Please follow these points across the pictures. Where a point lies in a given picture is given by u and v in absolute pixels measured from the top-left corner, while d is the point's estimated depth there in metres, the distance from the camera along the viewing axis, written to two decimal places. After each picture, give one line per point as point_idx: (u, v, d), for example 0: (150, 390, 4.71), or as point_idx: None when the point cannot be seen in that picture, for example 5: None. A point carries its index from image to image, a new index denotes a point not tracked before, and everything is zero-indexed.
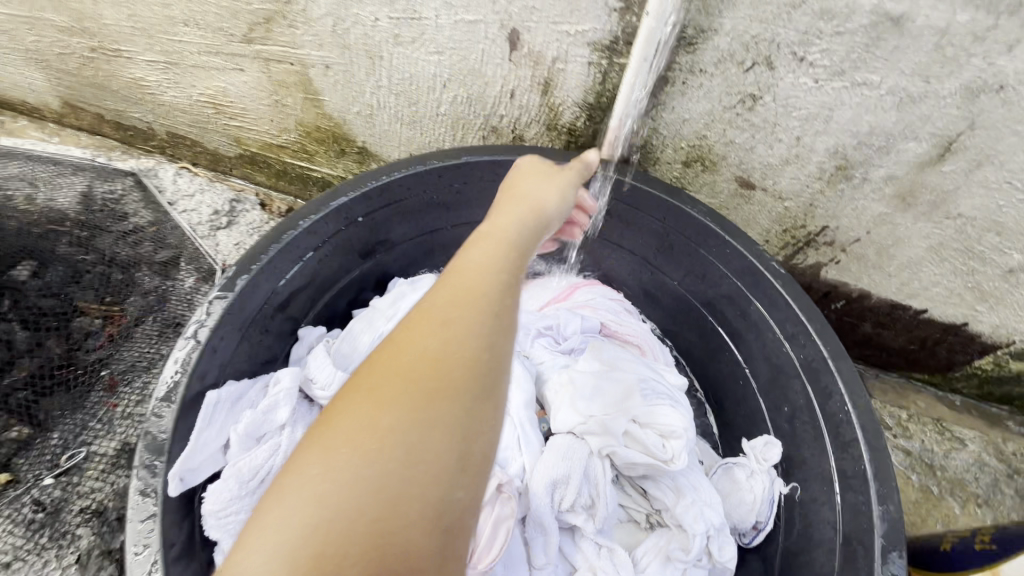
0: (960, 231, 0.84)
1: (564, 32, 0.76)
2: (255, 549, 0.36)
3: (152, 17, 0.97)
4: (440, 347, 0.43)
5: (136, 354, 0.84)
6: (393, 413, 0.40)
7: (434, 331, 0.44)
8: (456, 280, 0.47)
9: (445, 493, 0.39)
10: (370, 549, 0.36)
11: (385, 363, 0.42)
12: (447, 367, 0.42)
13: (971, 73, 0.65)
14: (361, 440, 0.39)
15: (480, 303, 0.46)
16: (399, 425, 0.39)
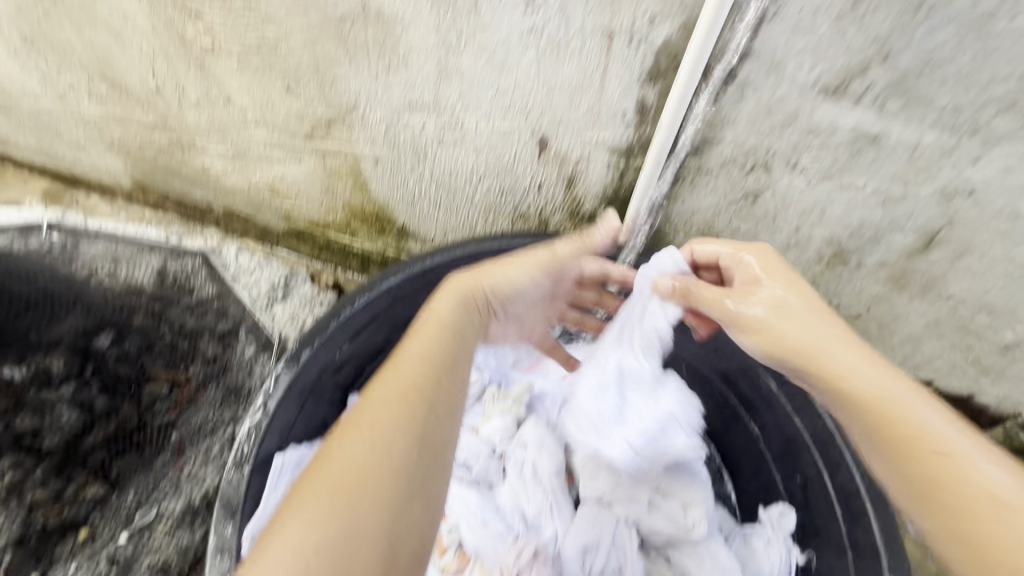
0: (953, 310, 0.92)
1: (587, 140, 0.88)
2: None
3: (226, 118, 1.13)
4: (370, 460, 0.57)
5: (202, 419, 0.98)
6: (325, 527, 0.53)
7: (367, 444, 0.58)
8: (391, 388, 0.63)
9: None
10: None
11: (326, 475, 0.56)
12: (372, 476, 0.56)
13: (944, 179, 0.74)
14: (291, 553, 0.51)
15: (410, 407, 0.62)
16: (330, 537, 0.53)
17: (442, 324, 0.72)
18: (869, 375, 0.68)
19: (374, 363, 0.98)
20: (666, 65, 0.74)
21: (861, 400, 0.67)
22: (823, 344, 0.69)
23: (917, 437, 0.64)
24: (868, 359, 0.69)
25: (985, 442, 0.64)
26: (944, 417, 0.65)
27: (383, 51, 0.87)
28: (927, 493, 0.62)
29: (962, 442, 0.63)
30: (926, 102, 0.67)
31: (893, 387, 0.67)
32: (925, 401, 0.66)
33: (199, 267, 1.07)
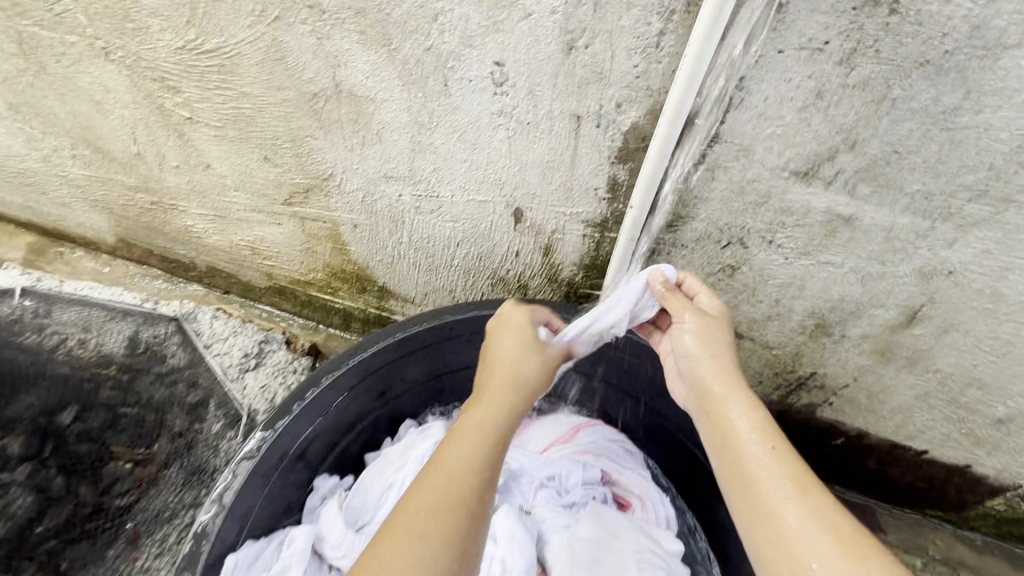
0: (942, 383, 0.89)
1: (561, 213, 0.87)
2: None
3: (207, 183, 1.13)
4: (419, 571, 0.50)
5: (160, 504, 0.89)
6: None
7: (415, 549, 0.51)
8: (440, 493, 0.56)
9: None
10: None
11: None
12: None
13: (921, 260, 0.73)
14: None
15: (465, 517, 0.55)
16: None
17: (488, 422, 0.65)
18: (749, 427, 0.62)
19: (346, 438, 0.94)
20: (635, 146, 0.74)
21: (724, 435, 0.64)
22: (713, 383, 0.68)
23: (765, 493, 0.57)
24: (753, 415, 0.63)
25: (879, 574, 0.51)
26: (810, 503, 0.56)
27: (357, 126, 0.87)
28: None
29: (790, 519, 0.55)
30: (896, 187, 0.66)
31: (761, 447, 0.61)
32: (798, 478, 0.58)
33: (173, 334, 1.05)
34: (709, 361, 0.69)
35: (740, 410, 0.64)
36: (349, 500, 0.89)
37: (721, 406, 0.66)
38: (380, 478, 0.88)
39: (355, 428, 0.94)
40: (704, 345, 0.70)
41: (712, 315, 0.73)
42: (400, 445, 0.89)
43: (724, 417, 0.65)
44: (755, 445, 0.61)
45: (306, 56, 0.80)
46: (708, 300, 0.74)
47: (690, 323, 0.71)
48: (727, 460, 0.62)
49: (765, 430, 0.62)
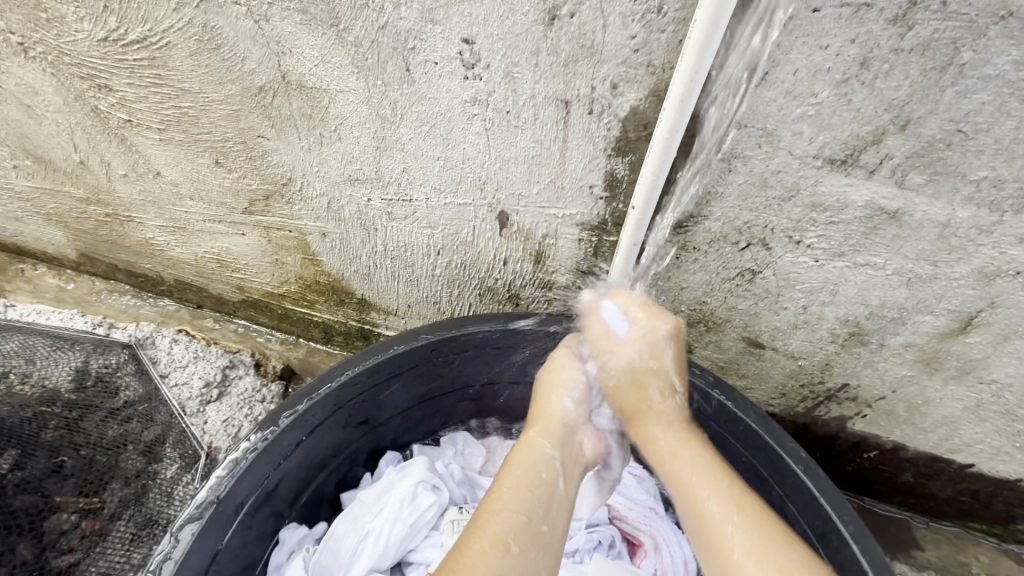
0: (997, 394, 0.77)
1: (552, 215, 0.76)
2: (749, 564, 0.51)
3: (161, 192, 1.02)
4: (705, 495, 0.56)
5: (105, 565, 0.76)
6: (731, 519, 0.54)
7: (686, 462, 0.60)
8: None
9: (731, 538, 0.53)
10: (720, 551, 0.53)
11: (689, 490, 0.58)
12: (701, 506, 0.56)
13: (982, 259, 0.61)
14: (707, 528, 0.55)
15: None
16: (730, 520, 0.54)
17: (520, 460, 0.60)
18: (720, 507, 0.55)
19: (320, 476, 0.81)
20: (635, 135, 0.62)
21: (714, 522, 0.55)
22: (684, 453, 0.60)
23: (717, 533, 0.54)
24: (731, 498, 0.56)
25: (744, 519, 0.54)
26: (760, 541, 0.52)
27: (313, 122, 0.76)
28: (698, 515, 0.56)
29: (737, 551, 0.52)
30: (957, 176, 0.54)
31: (735, 526, 0.53)
32: (765, 531, 0.53)
33: (126, 362, 0.95)
34: (668, 421, 0.65)
35: (707, 486, 0.57)
36: (315, 556, 0.72)
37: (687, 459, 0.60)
38: (355, 526, 0.75)
39: (330, 466, 0.82)
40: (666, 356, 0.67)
41: (651, 340, 0.67)
42: (374, 490, 0.77)
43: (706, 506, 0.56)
44: (724, 516, 0.54)
45: (245, 42, 0.68)
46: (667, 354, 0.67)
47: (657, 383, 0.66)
48: (693, 517, 0.56)
49: (753, 521, 0.54)
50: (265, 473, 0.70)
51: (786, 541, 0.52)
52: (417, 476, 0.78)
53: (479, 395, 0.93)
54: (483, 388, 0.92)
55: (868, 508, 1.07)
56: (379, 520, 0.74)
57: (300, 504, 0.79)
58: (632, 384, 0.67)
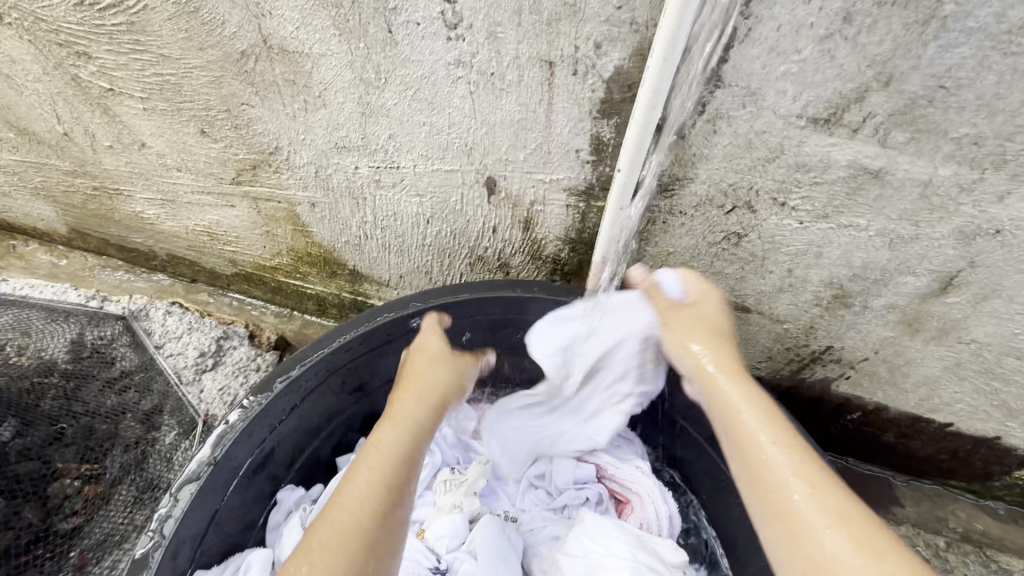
0: (976, 354, 0.79)
1: (540, 180, 0.75)
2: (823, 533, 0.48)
3: (147, 164, 1.01)
4: (767, 455, 0.54)
5: (110, 527, 0.79)
6: (801, 486, 0.51)
7: (753, 418, 0.57)
8: (331, 560, 0.47)
9: (800, 506, 0.50)
10: (786, 522, 0.50)
11: (751, 451, 0.55)
12: (760, 466, 0.54)
13: (963, 218, 0.62)
14: (769, 492, 0.52)
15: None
16: (803, 488, 0.51)
17: (385, 438, 0.59)
18: (789, 464, 0.53)
19: (316, 441, 0.83)
20: (620, 97, 0.61)
21: (811, 546, 0.48)
22: (773, 463, 0.53)
23: (784, 497, 0.51)
24: (837, 513, 0.49)
25: (824, 490, 0.51)
26: (836, 509, 0.49)
27: (296, 88, 0.75)
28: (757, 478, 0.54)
29: (815, 523, 0.49)
30: (938, 133, 0.55)
31: (804, 494, 0.50)
32: (839, 505, 0.49)
33: (121, 334, 0.96)
34: (725, 374, 0.61)
35: (803, 483, 0.51)
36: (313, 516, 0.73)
37: (777, 469, 0.53)
38: None
39: (325, 431, 0.84)
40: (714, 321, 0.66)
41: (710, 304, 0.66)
42: None
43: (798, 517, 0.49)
44: (792, 481, 0.52)
45: (223, 5, 0.67)
46: (712, 351, 0.62)
47: (722, 377, 0.61)
48: (752, 478, 0.54)
49: (824, 489, 0.51)
50: (261, 436, 0.72)
51: (861, 516, 0.49)
52: None
53: None
54: None
55: (850, 468, 1.10)
56: None
57: (297, 468, 0.81)
58: (682, 329, 0.65)
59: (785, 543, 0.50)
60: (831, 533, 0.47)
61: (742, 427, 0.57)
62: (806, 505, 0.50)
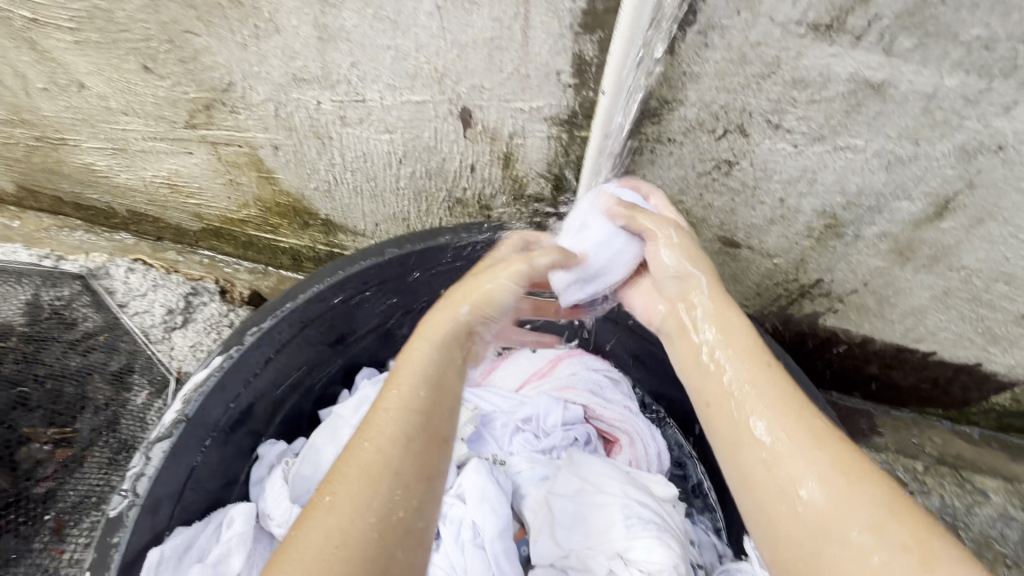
0: (965, 281, 0.78)
1: (518, 109, 0.70)
2: (795, 467, 0.48)
3: (90, 108, 0.92)
4: (738, 390, 0.54)
5: (85, 488, 0.78)
6: (774, 420, 0.51)
7: (724, 353, 0.57)
8: (353, 489, 0.45)
9: (772, 443, 0.50)
10: (758, 458, 0.50)
11: (722, 389, 0.55)
12: (729, 403, 0.54)
13: (965, 134, 0.58)
14: (737, 431, 0.52)
15: (367, 562, 0.42)
16: (773, 421, 0.51)
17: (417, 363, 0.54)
18: (760, 399, 0.52)
19: (294, 396, 0.80)
20: (603, 7, 0.55)
21: (783, 476, 0.48)
22: (739, 397, 0.53)
23: (754, 433, 0.51)
24: (822, 443, 0.49)
25: (799, 420, 0.50)
26: (805, 441, 0.49)
27: (244, 10, 0.67)
28: (723, 414, 0.54)
29: (786, 461, 0.49)
30: (948, 37, 0.50)
31: (774, 426, 0.50)
32: (813, 434, 0.49)
33: (80, 294, 0.89)
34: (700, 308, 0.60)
35: (770, 415, 0.51)
36: (296, 468, 0.71)
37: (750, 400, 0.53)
38: (334, 438, 0.74)
39: (304, 385, 0.81)
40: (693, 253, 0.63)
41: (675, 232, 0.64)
42: (352, 402, 0.75)
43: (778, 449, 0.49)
44: (763, 412, 0.51)
45: None
46: (688, 279, 0.61)
47: (700, 302, 0.60)
48: (718, 415, 0.54)
49: (797, 419, 0.51)
50: (235, 391, 0.68)
51: (836, 442, 0.49)
52: None
53: None
54: None
55: (834, 400, 1.12)
56: None
57: (277, 422, 0.79)
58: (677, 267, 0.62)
59: (759, 478, 0.50)
60: (805, 461, 0.48)
61: (720, 361, 0.56)
62: (779, 441, 0.50)
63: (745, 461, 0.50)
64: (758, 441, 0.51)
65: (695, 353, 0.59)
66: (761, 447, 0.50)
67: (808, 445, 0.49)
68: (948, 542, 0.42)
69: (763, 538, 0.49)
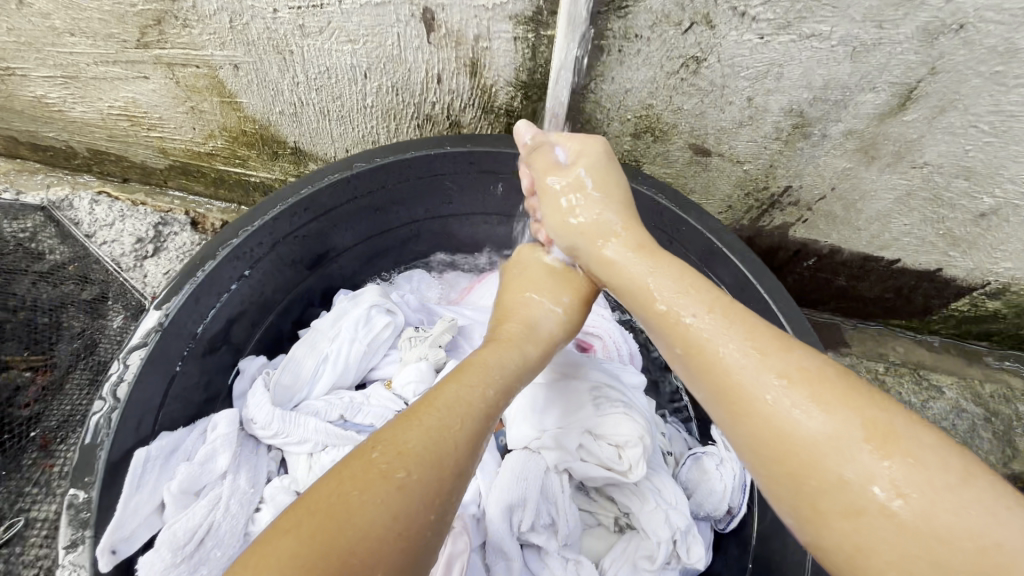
0: (927, 179, 0.79)
1: (481, 7, 0.68)
2: (780, 405, 0.47)
3: (34, 29, 0.88)
4: (702, 339, 0.53)
5: (69, 408, 0.78)
6: (746, 363, 0.49)
7: (682, 302, 0.56)
8: (429, 477, 0.42)
9: (754, 388, 0.48)
10: (733, 406, 0.49)
11: (687, 338, 0.54)
12: (700, 349, 0.53)
13: (928, 13, 0.58)
14: (714, 379, 0.51)
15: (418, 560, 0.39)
16: (748, 364, 0.49)
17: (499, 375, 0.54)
18: (731, 343, 0.51)
19: (271, 317, 0.81)
20: None
21: (761, 424, 0.47)
22: (708, 341, 0.52)
23: (729, 377, 0.50)
24: (796, 381, 0.47)
25: (773, 357, 0.49)
26: (786, 380, 0.47)
27: None
28: (694, 361, 0.53)
29: (769, 402, 0.47)
30: None
31: (746, 363, 0.49)
32: (788, 365, 0.48)
33: (44, 225, 0.89)
34: (633, 257, 0.61)
35: (743, 356, 0.50)
36: (275, 377, 0.71)
37: (711, 351, 0.52)
38: (313, 350, 0.75)
39: (281, 306, 0.82)
40: (609, 200, 0.66)
41: (586, 174, 0.67)
42: (330, 314, 0.76)
43: (746, 397, 0.48)
44: (737, 352, 0.50)
45: None
46: (614, 228, 0.64)
47: (625, 252, 0.62)
48: (688, 361, 0.54)
49: (773, 357, 0.49)
50: (209, 305, 0.69)
51: (814, 371, 0.47)
52: (369, 300, 0.77)
53: (428, 232, 0.92)
54: (431, 223, 0.90)
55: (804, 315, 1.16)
56: (336, 344, 0.75)
57: (255, 340, 0.79)
58: (584, 230, 0.66)
59: (740, 422, 0.49)
60: (787, 399, 0.47)
61: (673, 322, 0.56)
62: (756, 384, 0.48)
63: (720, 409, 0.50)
64: (741, 386, 0.49)
65: (648, 303, 0.58)
66: (742, 392, 0.49)
67: (792, 380, 0.47)
68: (936, 449, 0.42)
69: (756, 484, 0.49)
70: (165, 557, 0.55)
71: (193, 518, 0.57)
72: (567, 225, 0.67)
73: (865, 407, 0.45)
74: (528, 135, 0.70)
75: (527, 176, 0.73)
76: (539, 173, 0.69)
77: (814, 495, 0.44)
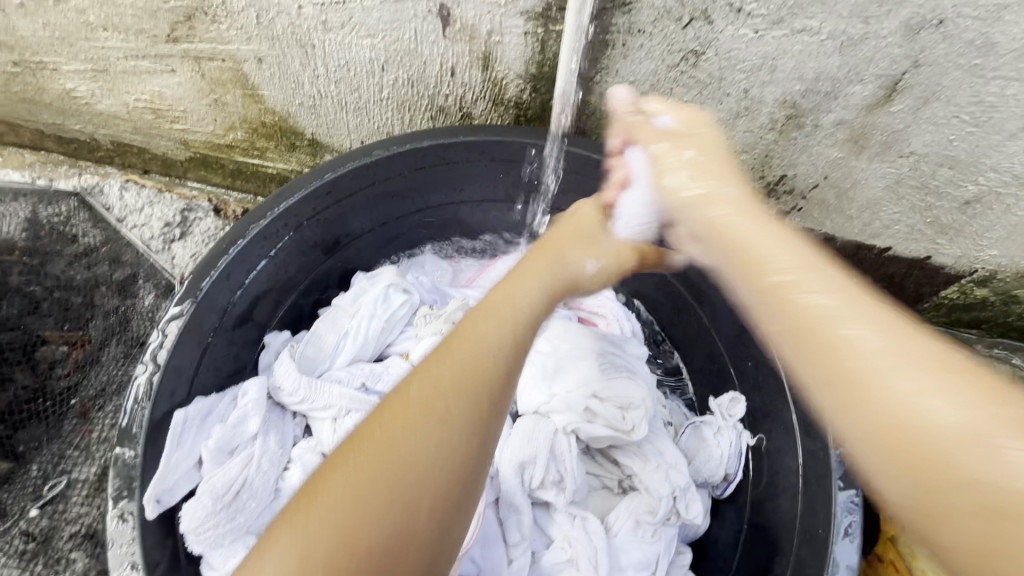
0: (914, 167, 0.84)
1: (495, 4, 0.73)
2: (906, 391, 0.41)
3: (68, 24, 0.93)
4: (820, 314, 0.47)
5: (104, 379, 0.85)
6: (869, 343, 0.44)
7: (793, 275, 0.50)
8: (461, 410, 0.46)
9: (880, 371, 0.43)
10: (849, 390, 0.44)
11: (798, 313, 0.48)
12: (813, 325, 0.47)
13: (910, 10, 0.63)
14: (828, 359, 0.45)
15: (461, 484, 0.44)
16: (870, 344, 0.44)
17: (522, 312, 0.57)
18: (852, 321, 0.45)
19: (293, 297, 0.85)
20: None
21: (882, 411, 0.42)
22: (823, 314, 0.46)
23: (845, 357, 0.45)
24: (930, 366, 0.42)
25: (902, 337, 0.43)
26: (912, 364, 0.42)
27: None
28: (804, 338, 0.47)
29: (897, 388, 0.42)
30: None
31: (867, 343, 0.44)
32: (917, 349, 0.43)
33: (77, 210, 0.93)
34: (735, 226, 0.56)
35: (864, 336, 0.44)
36: (300, 349, 0.76)
37: (829, 333, 0.46)
38: (334, 325, 0.79)
39: (303, 287, 0.86)
40: (716, 155, 0.61)
41: (682, 132, 0.62)
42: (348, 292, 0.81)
43: (866, 377, 0.43)
44: (857, 331, 0.45)
45: None
46: (719, 189, 0.58)
47: (726, 218, 0.56)
48: (797, 340, 0.48)
49: (898, 340, 0.43)
50: (239, 281, 0.73)
51: (949, 361, 0.42)
52: (387, 278, 0.82)
53: (440, 218, 0.96)
54: (443, 210, 0.95)
55: None
56: (355, 320, 0.79)
57: (278, 318, 0.84)
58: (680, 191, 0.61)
59: (859, 407, 0.43)
60: (914, 383, 0.41)
61: (784, 294, 0.50)
62: (879, 366, 0.43)
63: (832, 390, 0.45)
64: (861, 367, 0.43)
65: (754, 274, 0.52)
66: (862, 375, 0.43)
67: (916, 364, 0.42)
68: None
69: (872, 474, 0.43)
70: (206, 505, 0.61)
71: (230, 473, 0.63)
72: (661, 185, 0.62)
73: (1003, 399, 0.39)
74: (624, 99, 0.66)
75: (618, 136, 0.68)
76: (631, 131, 0.66)
77: (943, 494, 0.39)
